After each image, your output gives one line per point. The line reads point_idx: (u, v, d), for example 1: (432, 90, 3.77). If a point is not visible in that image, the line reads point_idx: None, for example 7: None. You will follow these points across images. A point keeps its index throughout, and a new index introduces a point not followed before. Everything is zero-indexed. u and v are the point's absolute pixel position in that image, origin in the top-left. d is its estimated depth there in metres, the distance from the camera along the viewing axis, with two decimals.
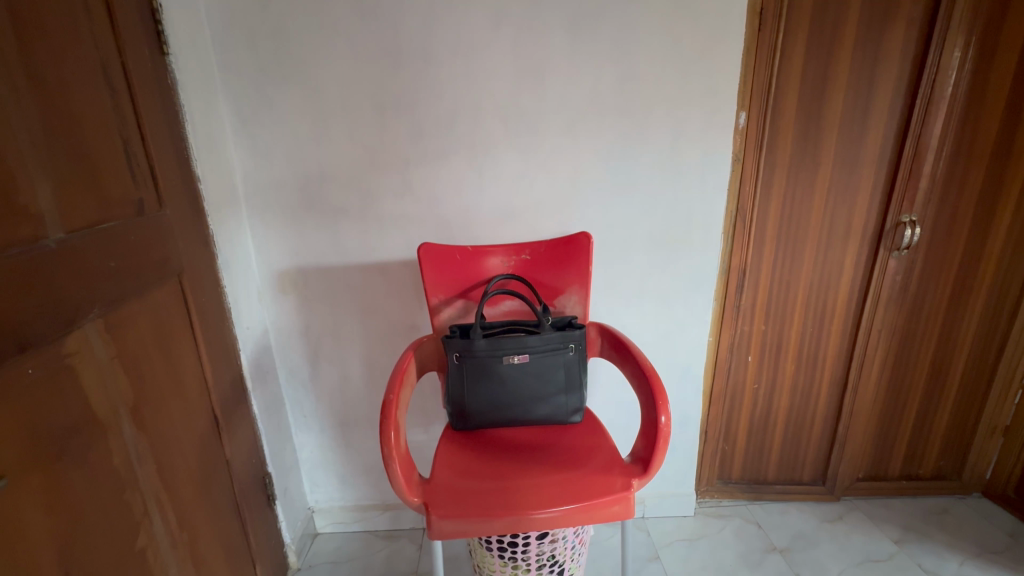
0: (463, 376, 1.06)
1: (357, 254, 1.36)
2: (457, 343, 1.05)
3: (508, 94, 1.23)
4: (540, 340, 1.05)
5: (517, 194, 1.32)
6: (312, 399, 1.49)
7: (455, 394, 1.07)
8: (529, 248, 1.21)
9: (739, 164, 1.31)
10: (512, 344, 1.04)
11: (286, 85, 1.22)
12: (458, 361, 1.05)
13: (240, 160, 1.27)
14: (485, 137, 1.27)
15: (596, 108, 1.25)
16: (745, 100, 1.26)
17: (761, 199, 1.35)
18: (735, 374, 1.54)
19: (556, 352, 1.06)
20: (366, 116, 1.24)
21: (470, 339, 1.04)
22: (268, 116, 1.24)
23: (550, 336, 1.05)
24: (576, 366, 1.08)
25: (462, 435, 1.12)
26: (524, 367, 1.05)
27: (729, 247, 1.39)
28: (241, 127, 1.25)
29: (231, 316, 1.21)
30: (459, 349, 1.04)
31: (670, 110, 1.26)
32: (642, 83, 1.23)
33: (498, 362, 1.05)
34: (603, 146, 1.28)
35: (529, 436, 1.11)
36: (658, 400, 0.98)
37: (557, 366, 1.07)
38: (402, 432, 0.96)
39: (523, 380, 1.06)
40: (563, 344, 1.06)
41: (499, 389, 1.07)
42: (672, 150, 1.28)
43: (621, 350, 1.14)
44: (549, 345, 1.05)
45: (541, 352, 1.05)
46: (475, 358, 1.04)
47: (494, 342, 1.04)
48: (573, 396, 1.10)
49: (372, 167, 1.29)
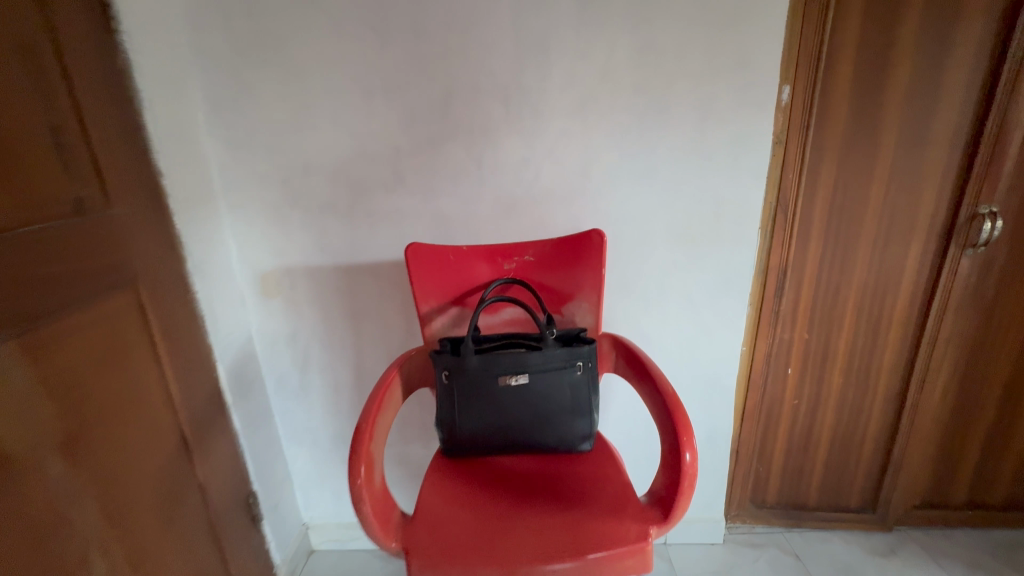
0: (453, 398, 0.92)
1: (345, 255, 1.22)
2: (446, 359, 0.91)
3: (509, 72, 1.07)
4: (542, 356, 0.90)
5: (521, 187, 1.16)
6: (303, 410, 1.38)
7: (446, 417, 0.94)
8: (534, 249, 1.05)
9: (781, 148, 1.12)
10: (510, 361, 0.89)
11: (261, 67, 1.09)
12: (447, 380, 0.91)
13: (214, 151, 1.14)
14: (484, 123, 1.11)
15: (610, 86, 1.07)
16: (790, 72, 1.07)
17: (806, 188, 1.16)
18: (771, 388, 1.36)
19: (562, 371, 0.91)
20: (351, 100, 1.10)
21: (459, 355, 0.90)
22: (243, 102, 1.11)
23: (554, 351, 0.90)
24: (586, 388, 0.92)
25: (454, 462, 0.98)
26: (525, 388, 0.90)
27: (767, 246, 1.20)
28: (214, 115, 1.12)
29: (205, 324, 1.10)
30: (448, 366, 0.91)
31: (698, 85, 1.07)
32: (663, 54, 1.05)
33: (493, 383, 0.90)
34: (619, 130, 1.11)
35: (529, 466, 0.96)
36: (681, 434, 0.81)
37: (563, 387, 0.91)
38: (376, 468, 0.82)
39: (524, 403, 0.91)
40: (569, 361, 0.91)
41: (495, 414, 0.92)
42: (700, 133, 1.10)
43: (639, 367, 0.97)
44: (553, 362, 0.90)
45: (543, 371, 0.90)
46: (467, 377, 0.90)
47: (487, 359, 0.90)
48: (584, 421, 0.94)
49: (360, 158, 1.14)
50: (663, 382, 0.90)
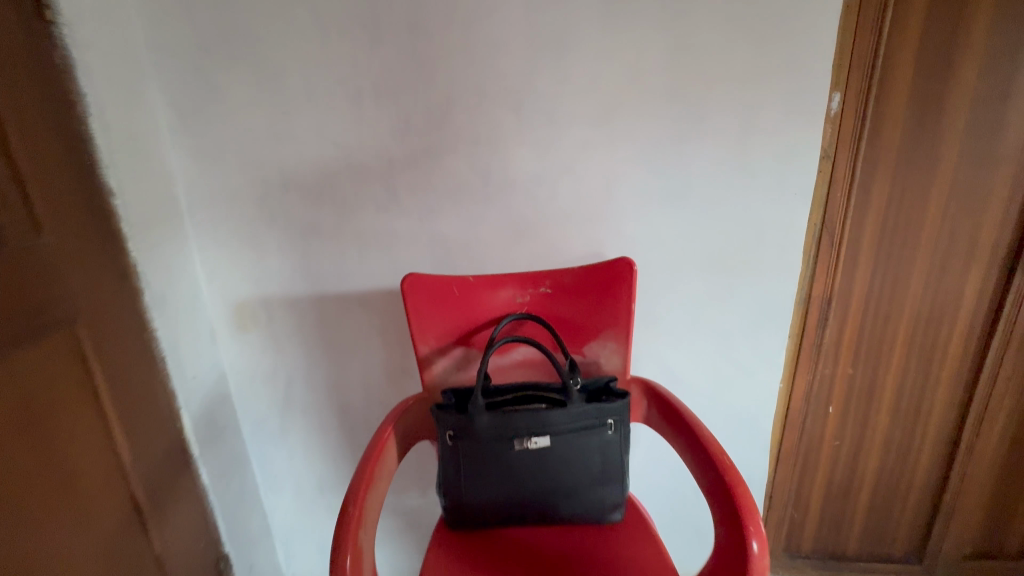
0: (460, 463, 0.77)
1: (332, 282, 1.07)
2: (451, 416, 0.76)
3: (522, 75, 0.94)
4: (567, 414, 0.75)
5: (534, 206, 1.02)
6: (284, 455, 1.22)
7: (451, 485, 0.78)
8: (551, 279, 0.90)
9: (828, 163, 0.99)
10: (529, 420, 0.75)
11: (234, 68, 0.93)
12: (453, 440, 0.76)
13: (180, 164, 0.98)
14: (493, 133, 0.97)
15: (638, 92, 0.94)
16: (841, 78, 0.94)
17: (855, 208, 1.03)
18: (810, 429, 1.22)
19: (591, 431, 0.76)
20: (339, 106, 0.96)
21: (468, 412, 0.75)
22: (213, 107, 0.95)
23: (581, 408, 0.76)
24: (617, 450, 0.78)
25: (458, 536, 0.82)
26: (546, 452, 0.76)
27: (811, 273, 1.07)
28: (180, 122, 0.96)
29: (167, 366, 0.94)
30: (454, 424, 0.76)
31: (738, 91, 0.94)
32: (699, 56, 0.92)
33: (509, 446, 0.75)
34: (646, 142, 0.97)
35: (550, 542, 0.79)
36: (746, 522, 0.68)
37: (591, 450, 0.77)
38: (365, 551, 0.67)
39: (545, 469, 0.76)
40: (599, 419, 0.76)
41: (511, 482, 0.77)
42: (739, 146, 0.97)
43: (683, 428, 0.85)
44: (579, 421, 0.76)
45: (568, 431, 0.76)
46: (477, 439, 0.75)
47: (502, 418, 0.75)
48: (614, 489, 0.79)
49: (349, 172, 1.00)
50: (719, 452, 0.77)
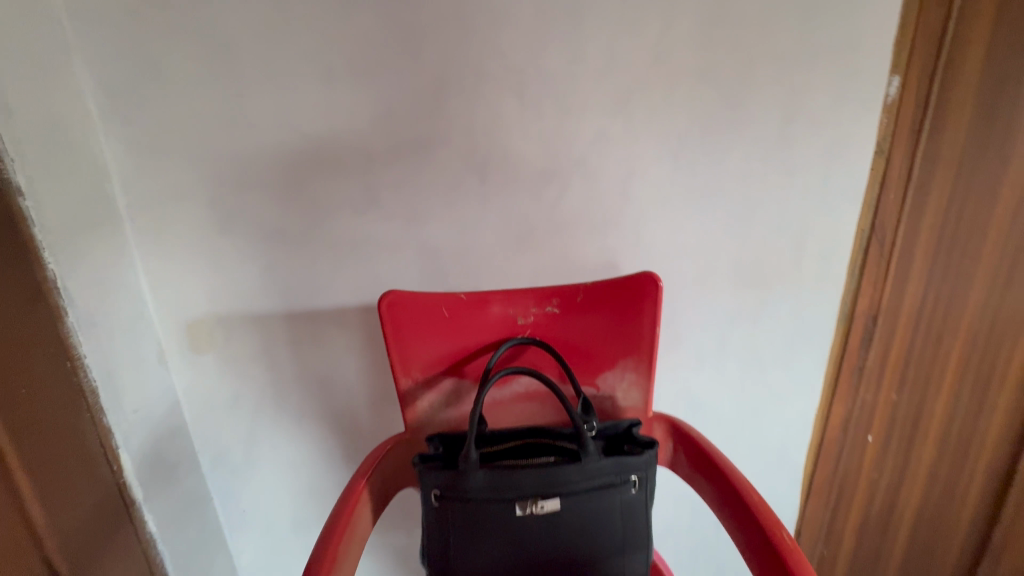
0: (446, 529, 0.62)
1: (301, 297, 0.91)
2: (436, 470, 0.61)
3: (526, 53, 0.78)
4: (581, 468, 0.61)
5: (538, 209, 0.86)
6: (249, 493, 1.06)
7: (437, 560, 0.62)
8: (560, 296, 0.75)
9: (881, 160, 0.86)
10: (534, 476, 0.61)
11: (175, 40, 0.77)
12: (438, 500, 0.62)
13: (115, 158, 0.82)
14: (491, 123, 0.81)
15: (664, 76, 0.79)
16: (901, 59, 0.80)
17: (911, 214, 0.89)
18: (846, 461, 1.08)
19: (611, 490, 0.62)
20: (305, 89, 0.79)
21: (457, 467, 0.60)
22: (152, 88, 0.79)
23: (599, 461, 0.62)
24: (642, 513, 0.64)
25: None
26: (554, 515, 0.61)
27: (855, 286, 0.93)
28: (112, 107, 0.79)
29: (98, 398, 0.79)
30: (440, 481, 0.61)
31: (781, 75, 0.79)
32: (738, 32, 0.77)
33: (508, 510, 0.61)
34: (672, 134, 0.82)
35: None
36: None
37: (610, 513, 0.62)
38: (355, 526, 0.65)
39: (553, 538, 0.61)
40: (620, 473, 0.63)
41: (513, 557, 0.61)
42: (779, 140, 0.83)
43: (721, 481, 0.70)
44: (597, 477, 0.62)
45: (583, 489, 0.62)
46: (468, 499, 0.61)
47: (500, 474, 0.60)
48: (638, 560, 0.64)
49: (319, 169, 0.83)
50: (775, 522, 0.63)
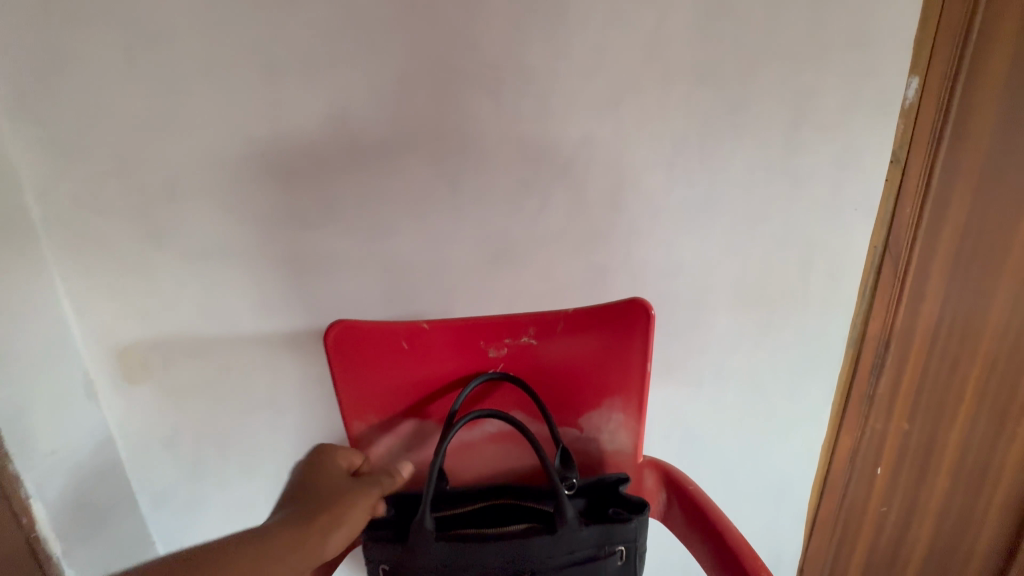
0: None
1: (249, 322, 0.80)
2: (393, 545, 0.56)
3: (502, 46, 0.68)
4: (557, 543, 0.56)
5: (517, 223, 0.77)
6: (194, 540, 0.94)
7: None
8: (536, 326, 0.65)
9: (898, 170, 0.77)
10: (503, 553, 0.55)
11: (85, 22, 0.64)
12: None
13: (17, 161, 0.69)
14: (463, 126, 0.71)
15: (660, 74, 0.70)
16: (922, 57, 0.72)
17: (928, 230, 0.80)
18: (854, 495, 0.99)
19: (589, 564, 0.57)
20: (245, 85, 0.68)
21: (415, 547, 0.54)
22: (59, 79, 0.66)
23: (577, 534, 0.56)
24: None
25: None
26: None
27: (866, 308, 0.85)
28: (13, 102, 0.67)
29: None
30: (397, 557, 0.55)
31: (791, 74, 0.70)
32: (744, 25, 0.68)
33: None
34: (668, 140, 0.73)
35: None
36: None
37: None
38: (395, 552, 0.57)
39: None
40: (600, 545, 0.57)
41: None
42: (787, 147, 0.74)
43: (718, 544, 0.60)
44: (573, 551, 0.56)
45: (558, 565, 0.56)
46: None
47: (464, 552, 0.54)
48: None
49: (265, 178, 0.72)
50: None
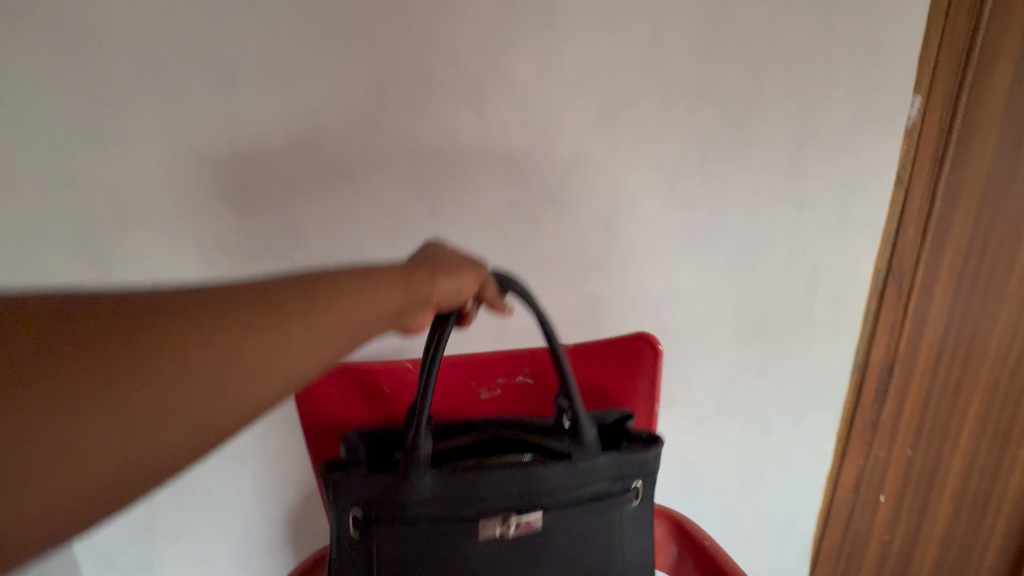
0: (378, 549, 0.44)
1: None
2: (363, 476, 0.43)
3: (487, 57, 0.62)
4: (570, 474, 0.46)
5: (506, 248, 0.71)
6: None
7: None
8: (531, 364, 0.59)
9: (901, 191, 0.74)
10: (507, 490, 0.44)
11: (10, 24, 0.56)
12: (363, 538, 0.44)
13: None
14: (445, 143, 0.65)
15: (656, 90, 0.65)
16: (925, 75, 0.69)
17: (931, 252, 0.78)
18: (857, 525, 0.95)
19: (604, 506, 0.48)
20: (200, 95, 0.60)
21: (404, 471, 0.42)
22: None
23: (593, 466, 0.47)
24: (638, 556, 0.51)
25: None
26: (533, 532, 0.46)
27: (869, 333, 0.81)
28: None
29: None
30: (373, 479, 0.43)
31: (790, 92, 0.67)
32: (743, 40, 0.64)
33: (468, 551, 0.45)
34: (666, 160, 0.68)
35: None
36: None
37: (599, 564, 0.49)
38: (443, 351, 0.44)
39: (529, 543, 0.46)
40: (616, 479, 0.48)
41: None
42: (788, 167, 0.70)
43: None
44: (588, 488, 0.47)
45: (570, 504, 0.47)
46: (411, 521, 0.43)
47: (461, 483, 0.43)
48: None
49: (226, 199, 0.65)
50: None
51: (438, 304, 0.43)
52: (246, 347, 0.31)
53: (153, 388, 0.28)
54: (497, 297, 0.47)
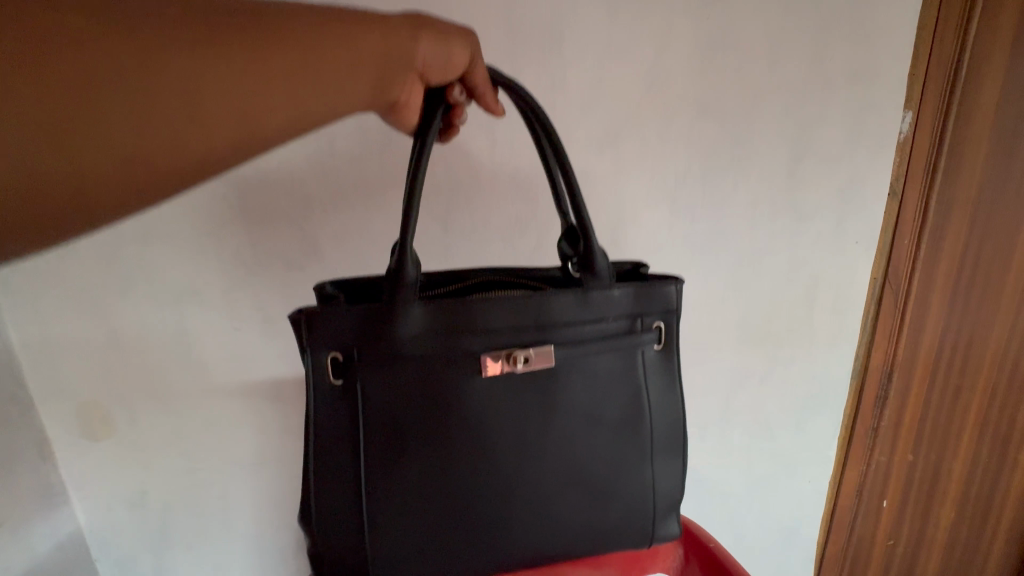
0: (367, 394, 0.44)
1: (224, 371, 0.73)
2: (345, 313, 0.43)
3: (497, 78, 0.65)
4: (585, 304, 0.48)
5: (514, 260, 0.73)
6: None
7: (363, 445, 0.45)
8: None
9: (896, 203, 0.77)
10: (514, 313, 0.46)
11: None
12: (343, 382, 0.44)
13: None
14: (456, 159, 0.68)
15: (660, 109, 0.68)
16: (915, 92, 0.72)
17: (926, 262, 0.80)
18: (861, 530, 0.96)
19: (626, 341, 0.50)
20: None
21: (393, 300, 0.43)
22: None
23: (608, 296, 0.49)
24: (663, 395, 0.53)
25: (374, 527, 0.45)
26: (547, 367, 0.47)
27: (868, 340, 0.83)
28: None
29: None
30: (360, 320, 0.43)
31: (787, 109, 0.70)
32: (741, 61, 0.67)
33: (470, 360, 0.45)
34: (669, 175, 0.71)
35: (540, 502, 0.49)
36: None
37: (624, 398, 0.51)
38: (431, 143, 0.44)
39: (551, 380, 0.48)
40: (635, 314, 0.50)
41: (476, 413, 0.46)
42: (787, 180, 0.73)
43: None
44: (604, 320, 0.49)
45: (587, 337, 0.49)
46: (406, 357, 0.44)
47: (457, 313, 0.45)
48: (665, 465, 0.54)
49: (246, 215, 0.67)
50: None
51: (428, 80, 0.47)
52: (242, 58, 0.32)
53: (116, 62, 0.28)
54: (488, 82, 0.50)
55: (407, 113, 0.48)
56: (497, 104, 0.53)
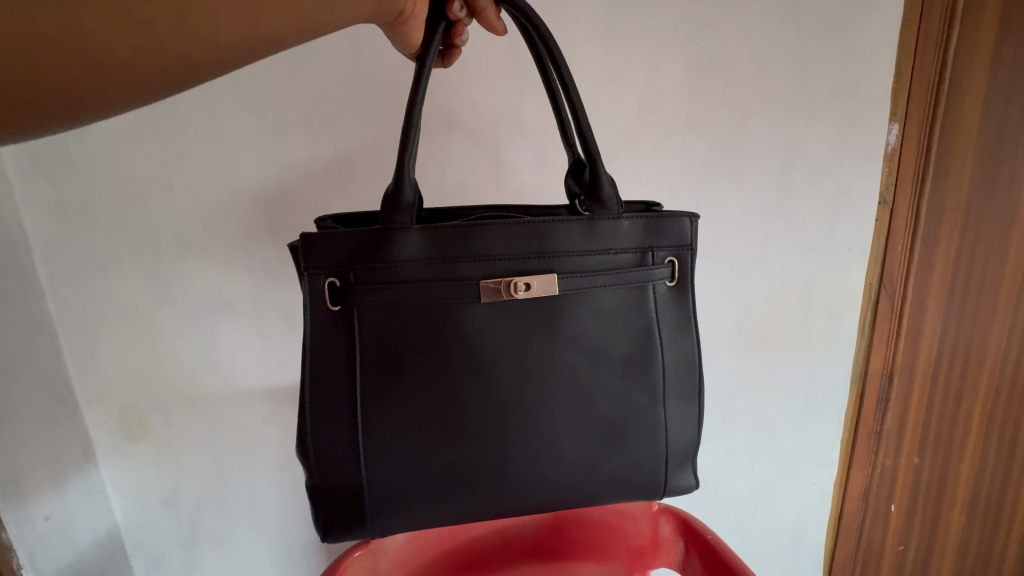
0: (365, 318, 0.49)
1: (252, 375, 0.78)
2: (347, 237, 0.48)
3: (502, 102, 0.71)
4: (590, 233, 0.52)
5: None
6: None
7: (375, 367, 0.50)
8: None
9: (887, 210, 0.80)
10: (513, 239, 0.50)
11: None
12: (342, 307, 0.49)
13: (20, 218, 0.67)
14: (464, 177, 0.74)
15: (654, 127, 0.73)
16: (899, 104, 0.76)
17: (920, 265, 0.82)
18: (870, 534, 0.96)
19: (635, 274, 0.54)
20: (253, 141, 0.69)
21: (394, 223, 0.48)
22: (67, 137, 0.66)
23: (615, 227, 0.53)
24: (671, 333, 0.56)
25: (387, 445, 0.50)
26: (548, 294, 0.51)
27: (867, 343, 0.85)
28: (17, 158, 0.65)
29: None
30: (359, 244, 0.48)
31: (775, 124, 0.74)
32: (730, 81, 0.72)
33: (469, 284, 0.50)
34: (665, 187, 0.75)
35: (547, 433, 0.53)
36: None
37: (629, 333, 0.55)
38: (431, 65, 0.48)
39: (556, 311, 0.52)
40: (644, 248, 0.54)
41: (484, 341, 0.51)
42: (777, 190, 0.77)
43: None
44: (611, 251, 0.53)
45: (592, 267, 0.52)
46: (402, 280, 0.49)
47: (457, 238, 0.49)
48: (677, 408, 0.57)
49: (274, 230, 0.73)
50: None
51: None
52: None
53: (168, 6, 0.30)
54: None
55: (412, 25, 0.51)
56: (499, 21, 0.56)
